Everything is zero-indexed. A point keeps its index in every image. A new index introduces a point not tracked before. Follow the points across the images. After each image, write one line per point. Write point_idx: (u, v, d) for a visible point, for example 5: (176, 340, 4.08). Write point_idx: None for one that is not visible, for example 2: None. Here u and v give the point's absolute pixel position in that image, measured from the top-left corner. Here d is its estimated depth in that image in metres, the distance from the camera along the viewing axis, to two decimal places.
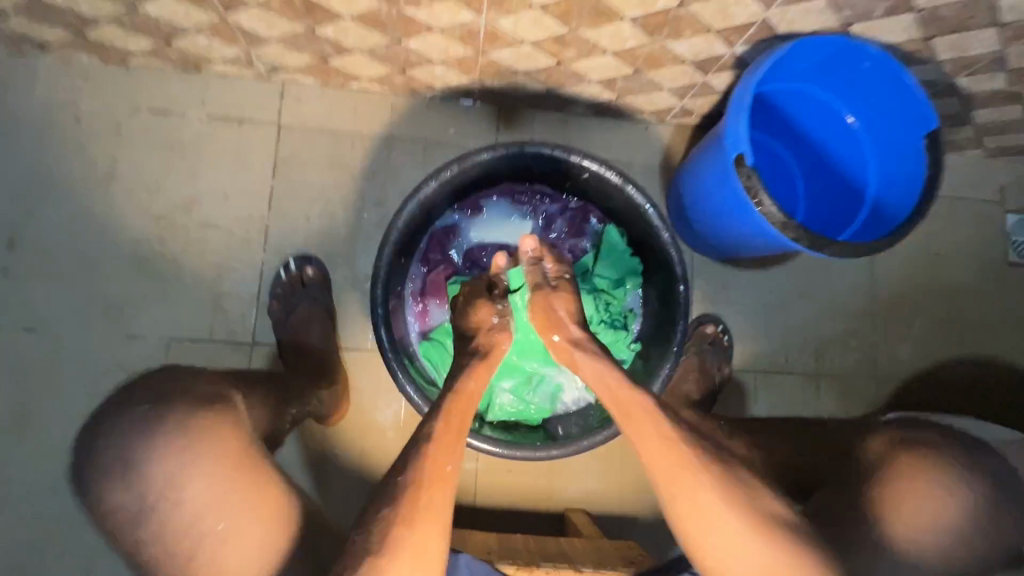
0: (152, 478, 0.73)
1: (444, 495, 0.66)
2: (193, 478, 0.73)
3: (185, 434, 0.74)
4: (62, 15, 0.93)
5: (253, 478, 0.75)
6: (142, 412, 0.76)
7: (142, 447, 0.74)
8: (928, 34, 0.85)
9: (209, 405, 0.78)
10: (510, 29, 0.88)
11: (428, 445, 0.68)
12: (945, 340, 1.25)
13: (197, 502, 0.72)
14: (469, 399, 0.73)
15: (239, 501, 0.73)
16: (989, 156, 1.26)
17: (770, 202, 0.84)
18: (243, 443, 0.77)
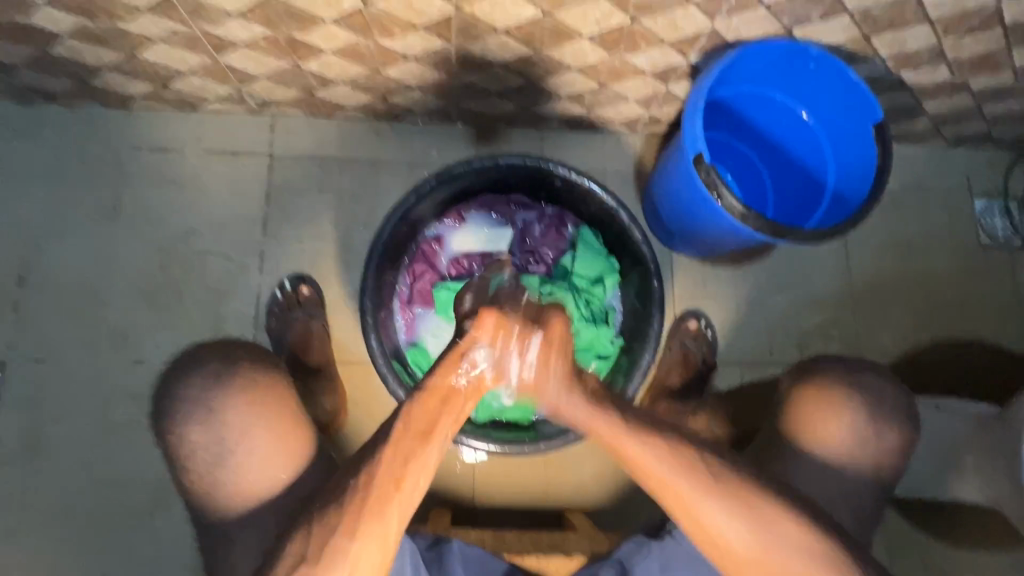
0: (218, 431, 0.74)
1: (397, 506, 0.60)
2: (259, 429, 0.75)
3: (251, 390, 0.76)
4: (68, 66, 1.01)
5: (306, 435, 0.78)
6: (214, 370, 0.77)
7: (210, 398, 0.75)
8: (865, 33, 0.91)
9: (268, 367, 0.80)
10: (479, 53, 0.96)
11: (385, 448, 0.60)
12: (925, 324, 1.28)
13: (259, 455, 0.74)
14: (437, 399, 0.63)
15: (295, 453, 0.76)
16: (950, 145, 1.31)
17: (730, 196, 0.89)
18: (298, 404, 0.79)
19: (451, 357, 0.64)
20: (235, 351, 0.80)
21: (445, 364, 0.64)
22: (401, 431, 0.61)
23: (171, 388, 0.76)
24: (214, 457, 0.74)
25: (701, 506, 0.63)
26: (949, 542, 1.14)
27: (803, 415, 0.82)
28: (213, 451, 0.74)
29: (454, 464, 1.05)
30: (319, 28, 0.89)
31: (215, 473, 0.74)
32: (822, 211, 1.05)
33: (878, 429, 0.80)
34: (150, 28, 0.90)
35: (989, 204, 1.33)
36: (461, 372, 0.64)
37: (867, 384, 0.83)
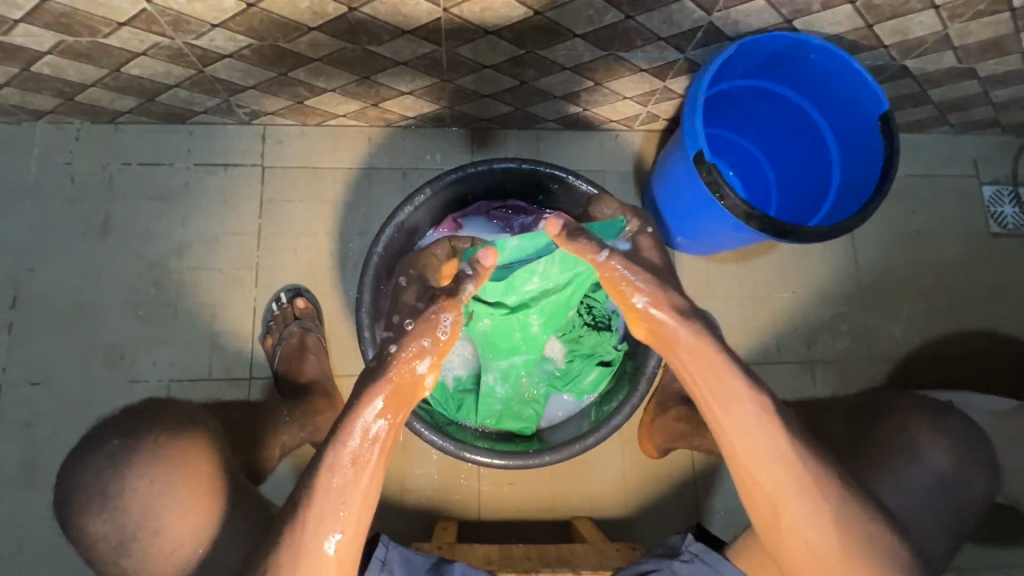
0: (117, 516, 0.71)
1: (331, 562, 0.65)
2: (162, 504, 0.71)
3: (151, 464, 0.72)
4: (52, 83, 0.98)
5: (218, 492, 0.75)
6: (108, 446, 0.73)
7: (102, 484, 0.71)
8: (868, 22, 0.88)
9: (170, 433, 0.75)
10: (471, 56, 0.93)
11: (318, 489, 0.64)
12: (936, 316, 1.25)
13: (168, 527, 0.72)
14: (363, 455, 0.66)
15: (207, 517, 0.74)
16: (956, 132, 1.28)
17: (733, 195, 0.86)
18: (207, 464, 0.75)
19: (384, 381, 0.68)
20: (141, 422, 0.76)
21: (366, 398, 0.67)
22: (325, 491, 0.64)
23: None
24: (119, 542, 0.72)
25: (779, 474, 0.66)
26: (969, 540, 1.11)
27: (907, 429, 0.81)
28: (116, 538, 0.71)
29: (458, 474, 1.04)
30: (304, 36, 0.86)
31: (126, 555, 0.72)
32: (825, 209, 1.01)
33: (961, 473, 0.79)
34: (132, 42, 0.87)
35: (998, 191, 1.29)
36: (393, 397, 0.68)
37: (963, 425, 0.82)
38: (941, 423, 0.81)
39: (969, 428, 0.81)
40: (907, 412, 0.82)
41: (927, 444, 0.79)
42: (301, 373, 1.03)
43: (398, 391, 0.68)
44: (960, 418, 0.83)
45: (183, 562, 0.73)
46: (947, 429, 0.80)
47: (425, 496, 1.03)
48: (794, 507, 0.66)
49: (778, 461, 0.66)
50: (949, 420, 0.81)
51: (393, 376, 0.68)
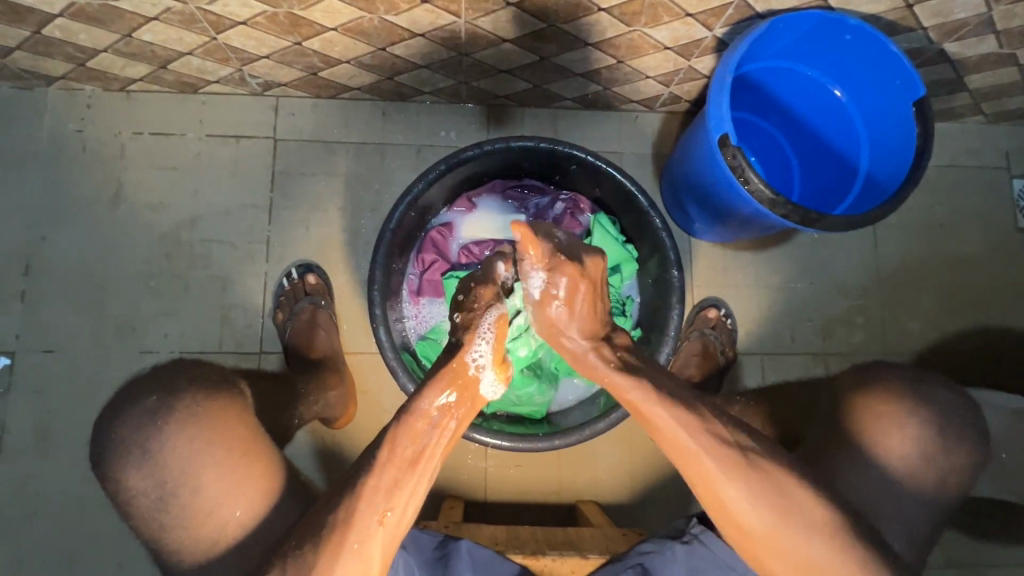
0: (155, 474, 0.64)
1: (381, 540, 0.56)
2: (202, 466, 0.64)
3: (190, 423, 0.65)
4: (62, 48, 0.96)
5: (268, 460, 0.67)
6: (144, 403, 0.66)
7: (140, 437, 0.64)
8: (907, 2, 0.85)
9: (216, 392, 0.69)
10: (490, 28, 0.90)
11: (367, 478, 0.56)
12: (955, 311, 1.22)
13: (207, 494, 0.63)
14: (425, 424, 0.57)
15: (255, 489, 0.65)
16: (989, 122, 1.23)
17: (758, 179, 0.83)
18: (254, 431, 0.68)
19: (457, 356, 0.61)
20: (173, 378, 0.69)
21: (431, 386, 0.58)
22: (385, 458, 0.56)
23: (110, 421, 0.66)
24: (156, 500, 0.64)
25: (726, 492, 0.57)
26: (975, 537, 1.10)
27: (876, 428, 0.71)
28: (154, 497, 0.64)
29: (464, 455, 1.03)
30: (320, 3, 0.84)
31: (161, 519, 0.64)
32: (852, 195, 0.99)
33: (945, 448, 0.70)
34: (144, 6, 0.85)
35: None
36: (456, 387, 0.59)
37: (942, 400, 0.73)
38: (914, 408, 0.71)
39: (937, 401, 0.72)
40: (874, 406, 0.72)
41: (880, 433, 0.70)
42: (311, 347, 1.01)
43: (461, 379, 0.60)
44: (923, 390, 0.73)
45: (222, 532, 0.64)
46: (914, 408, 0.71)
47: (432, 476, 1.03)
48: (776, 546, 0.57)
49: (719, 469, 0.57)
50: (914, 394, 0.72)
51: (453, 365, 0.60)
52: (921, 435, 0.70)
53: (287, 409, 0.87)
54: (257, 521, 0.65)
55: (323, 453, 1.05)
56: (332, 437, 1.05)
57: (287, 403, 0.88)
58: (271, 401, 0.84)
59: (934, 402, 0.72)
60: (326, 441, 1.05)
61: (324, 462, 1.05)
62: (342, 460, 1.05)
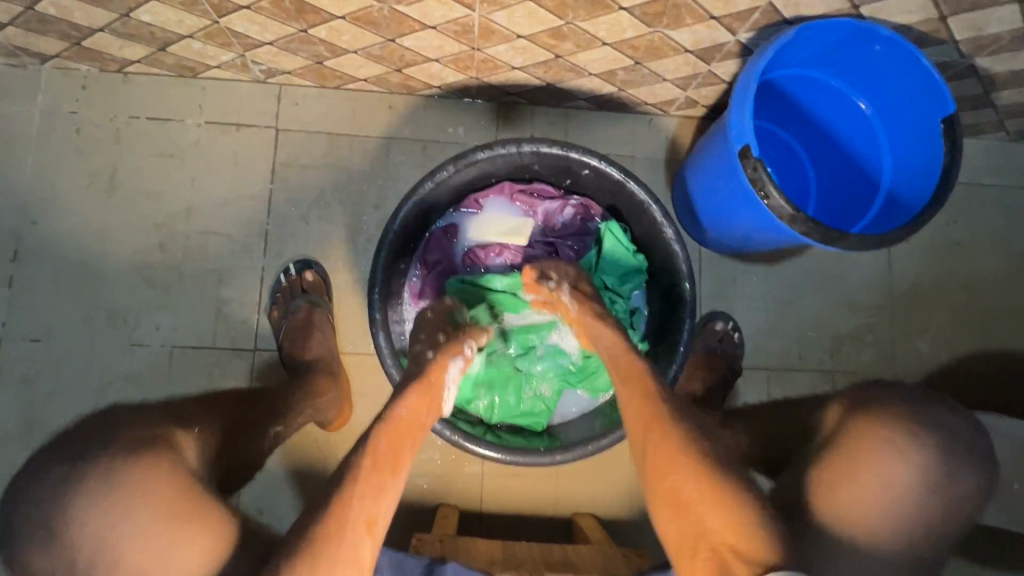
0: (66, 551, 0.54)
1: (371, 545, 0.55)
2: (122, 539, 0.54)
3: (102, 491, 0.55)
4: (57, 25, 0.92)
5: (206, 518, 0.58)
6: (55, 470, 0.57)
7: (47, 512, 0.55)
8: (942, 13, 0.81)
9: (137, 449, 0.59)
10: (505, 24, 0.86)
11: (353, 483, 0.55)
12: (967, 332, 1.20)
13: (131, 566, 0.54)
14: (405, 430, 0.63)
15: (190, 553, 0.56)
16: (1012, 140, 1.20)
17: (778, 194, 0.80)
18: (183, 490, 0.58)
19: (436, 373, 0.72)
20: (89, 438, 0.60)
21: (404, 396, 0.67)
22: (367, 467, 0.57)
23: (20, 484, 0.57)
24: None
25: (668, 440, 0.64)
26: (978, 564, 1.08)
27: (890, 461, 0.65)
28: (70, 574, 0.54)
29: (460, 464, 1.01)
30: None
31: None
32: (873, 212, 0.95)
33: (947, 475, 0.65)
34: None
35: None
36: (424, 397, 0.68)
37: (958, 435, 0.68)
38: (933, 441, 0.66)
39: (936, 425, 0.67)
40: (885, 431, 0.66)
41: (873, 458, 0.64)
42: (306, 348, 0.97)
43: (432, 386, 0.71)
44: (921, 414, 0.68)
45: None
46: (911, 431, 0.66)
47: (426, 484, 1.00)
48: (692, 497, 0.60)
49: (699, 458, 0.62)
50: (912, 416, 0.67)
51: (426, 378, 0.71)
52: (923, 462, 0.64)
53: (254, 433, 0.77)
54: None
55: (316, 455, 1.02)
56: (326, 439, 1.02)
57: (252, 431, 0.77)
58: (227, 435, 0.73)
59: (932, 423, 0.67)
60: (319, 444, 1.02)
61: (317, 464, 1.02)
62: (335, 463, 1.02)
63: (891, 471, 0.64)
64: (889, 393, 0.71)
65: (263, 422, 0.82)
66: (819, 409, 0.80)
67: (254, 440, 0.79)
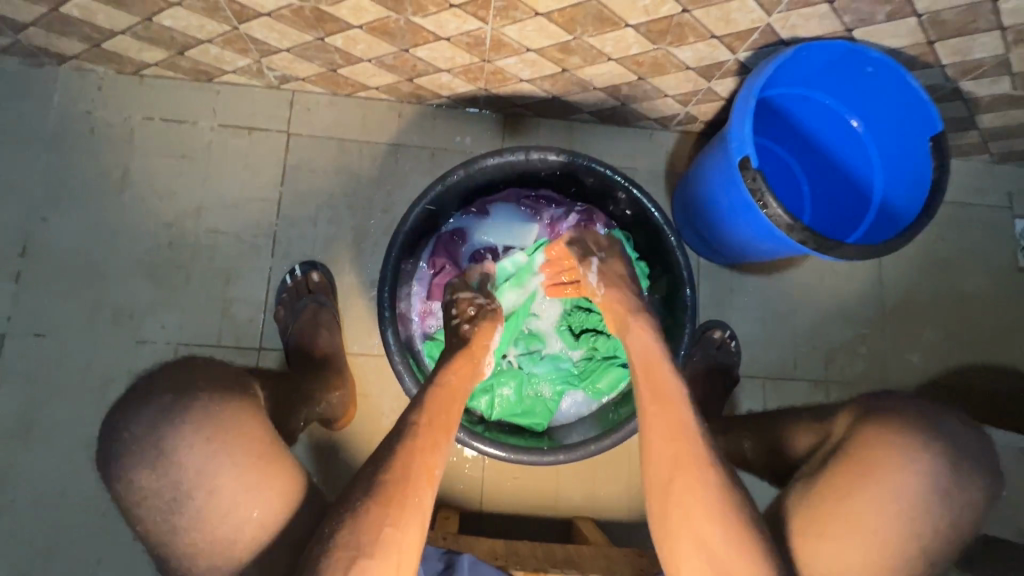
0: (168, 475, 0.61)
1: (429, 495, 0.64)
2: (218, 469, 0.61)
3: (206, 422, 0.62)
4: (80, 27, 0.95)
5: (284, 462, 0.64)
6: (160, 399, 0.63)
7: (154, 439, 0.61)
8: (930, 39, 0.86)
9: (229, 392, 0.66)
10: (516, 37, 0.90)
11: (413, 442, 0.65)
12: (956, 346, 1.23)
13: (224, 496, 0.61)
14: (452, 395, 0.72)
15: (276, 491, 0.63)
16: (995, 162, 1.25)
17: (776, 204, 0.83)
18: (269, 433, 0.65)
19: (480, 337, 0.79)
20: (191, 376, 0.66)
21: (450, 366, 0.74)
22: (422, 427, 0.67)
23: (118, 423, 0.63)
24: (170, 500, 0.61)
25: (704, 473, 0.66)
26: None
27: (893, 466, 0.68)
28: (167, 497, 0.61)
29: (463, 465, 1.02)
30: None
31: (172, 520, 0.61)
32: (867, 223, 0.99)
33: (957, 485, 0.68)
34: None
35: None
36: (470, 364, 0.76)
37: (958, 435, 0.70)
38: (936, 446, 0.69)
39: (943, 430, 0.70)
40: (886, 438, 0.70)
41: (879, 467, 0.68)
42: (311, 347, 0.98)
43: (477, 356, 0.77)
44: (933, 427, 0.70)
45: (237, 533, 0.61)
46: (914, 443, 0.69)
47: None
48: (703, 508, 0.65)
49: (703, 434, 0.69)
50: (920, 424, 0.70)
51: (473, 342, 0.78)
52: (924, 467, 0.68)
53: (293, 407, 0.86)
54: (274, 525, 0.62)
55: (318, 455, 1.02)
56: (330, 439, 1.03)
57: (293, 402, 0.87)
58: (277, 403, 0.82)
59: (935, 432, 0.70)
60: (321, 444, 1.03)
61: (319, 464, 1.02)
62: (335, 463, 1.03)
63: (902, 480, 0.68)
64: (901, 398, 0.74)
65: (297, 406, 0.87)
66: (821, 411, 0.83)
67: (291, 420, 0.85)
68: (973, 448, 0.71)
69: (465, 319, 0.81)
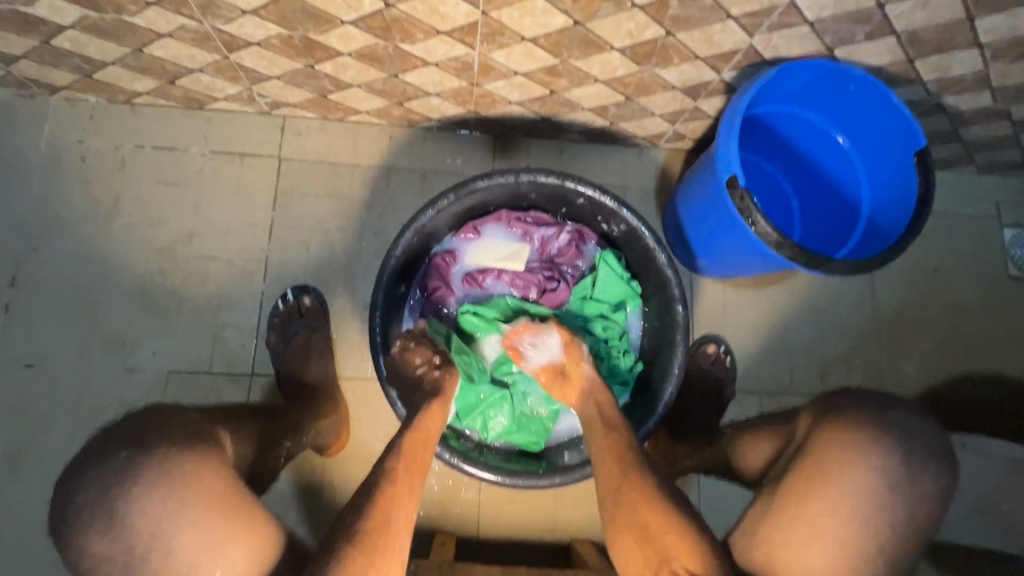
0: (123, 536, 0.59)
1: (405, 541, 0.64)
2: (174, 530, 0.60)
3: (161, 483, 0.61)
4: (70, 59, 0.96)
5: (248, 516, 0.63)
6: (113, 460, 0.62)
7: (108, 499, 0.60)
8: (910, 56, 0.87)
9: (186, 448, 0.64)
10: (504, 61, 0.91)
11: (390, 487, 0.65)
12: (950, 356, 1.23)
13: (184, 556, 0.60)
14: (426, 439, 0.73)
15: (240, 547, 0.61)
16: (981, 172, 1.27)
17: (764, 222, 0.84)
18: (230, 488, 0.64)
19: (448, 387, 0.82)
20: (145, 432, 0.65)
21: (424, 411, 0.76)
22: (400, 471, 0.68)
23: (80, 475, 0.62)
24: (125, 566, 0.59)
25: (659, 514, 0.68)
26: None
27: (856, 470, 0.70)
28: (122, 562, 0.59)
29: (458, 490, 1.00)
30: (336, 29, 0.84)
31: None
32: (856, 237, 1.00)
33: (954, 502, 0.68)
34: (159, 22, 0.85)
35: (1019, 234, 1.28)
36: (441, 408, 0.79)
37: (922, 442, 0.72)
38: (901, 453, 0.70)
39: (893, 423, 0.72)
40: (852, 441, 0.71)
41: (832, 462, 0.70)
42: (304, 372, 0.98)
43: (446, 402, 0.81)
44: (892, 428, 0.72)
45: None
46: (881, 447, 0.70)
47: (424, 509, 1.00)
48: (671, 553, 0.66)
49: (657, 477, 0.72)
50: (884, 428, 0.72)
51: (443, 392, 0.81)
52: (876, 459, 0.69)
53: (276, 438, 0.85)
54: None
55: (312, 481, 1.01)
56: (323, 465, 1.02)
57: (274, 436, 0.84)
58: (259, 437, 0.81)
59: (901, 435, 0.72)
60: (315, 470, 1.01)
61: (313, 491, 1.01)
62: (329, 490, 1.01)
63: (851, 470, 0.69)
64: (853, 398, 0.76)
65: (281, 436, 0.86)
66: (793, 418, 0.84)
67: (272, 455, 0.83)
68: None
69: (430, 366, 0.84)
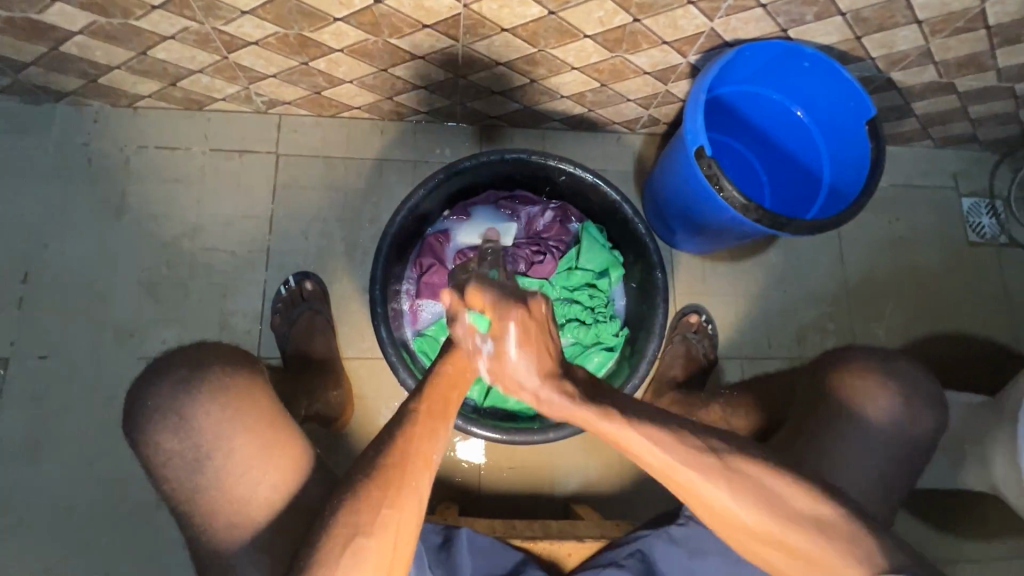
0: (190, 438, 0.65)
1: (428, 479, 0.61)
2: (234, 433, 0.66)
3: (221, 392, 0.67)
4: (77, 64, 1.01)
5: (295, 431, 0.69)
6: (178, 372, 0.68)
7: (176, 405, 0.66)
8: (856, 34, 0.96)
9: (242, 367, 0.70)
10: (486, 52, 0.98)
11: (410, 426, 0.60)
12: (918, 319, 1.31)
13: (241, 459, 0.65)
14: (451, 383, 0.63)
15: (286, 457, 0.67)
16: (937, 147, 1.36)
17: (732, 188, 0.91)
18: (280, 405, 0.70)
19: None
20: (203, 352, 0.71)
21: (449, 353, 0.63)
22: (421, 411, 0.62)
23: (142, 392, 0.68)
24: (190, 462, 0.65)
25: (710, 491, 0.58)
26: (948, 532, 1.14)
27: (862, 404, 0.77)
28: (188, 459, 0.65)
29: (459, 456, 1.06)
30: (329, 26, 0.91)
31: (194, 481, 0.65)
32: (819, 203, 1.08)
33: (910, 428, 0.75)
34: (162, 25, 0.91)
35: (976, 203, 1.37)
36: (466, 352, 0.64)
37: (914, 382, 0.78)
38: (891, 390, 0.77)
39: (897, 372, 0.78)
40: (855, 382, 0.78)
41: (844, 405, 0.77)
42: (309, 350, 1.03)
43: None
44: (889, 369, 0.79)
45: (252, 495, 0.65)
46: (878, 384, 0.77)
47: None
48: (765, 539, 0.60)
49: (665, 454, 0.58)
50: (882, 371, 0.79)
51: (466, 337, 0.64)
52: (882, 404, 0.76)
53: (290, 403, 0.93)
54: (286, 489, 0.66)
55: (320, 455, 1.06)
56: (330, 440, 1.07)
57: (290, 401, 0.93)
58: None
59: (899, 379, 0.78)
60: (322, 445, 1.07)
61: None
62: (336, 463, 1.06)
63: (862, 415, 0.76)
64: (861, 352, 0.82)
65: (296, 400, 0.94)
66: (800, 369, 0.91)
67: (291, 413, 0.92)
68: (927, 395, 0.77)
69: None
